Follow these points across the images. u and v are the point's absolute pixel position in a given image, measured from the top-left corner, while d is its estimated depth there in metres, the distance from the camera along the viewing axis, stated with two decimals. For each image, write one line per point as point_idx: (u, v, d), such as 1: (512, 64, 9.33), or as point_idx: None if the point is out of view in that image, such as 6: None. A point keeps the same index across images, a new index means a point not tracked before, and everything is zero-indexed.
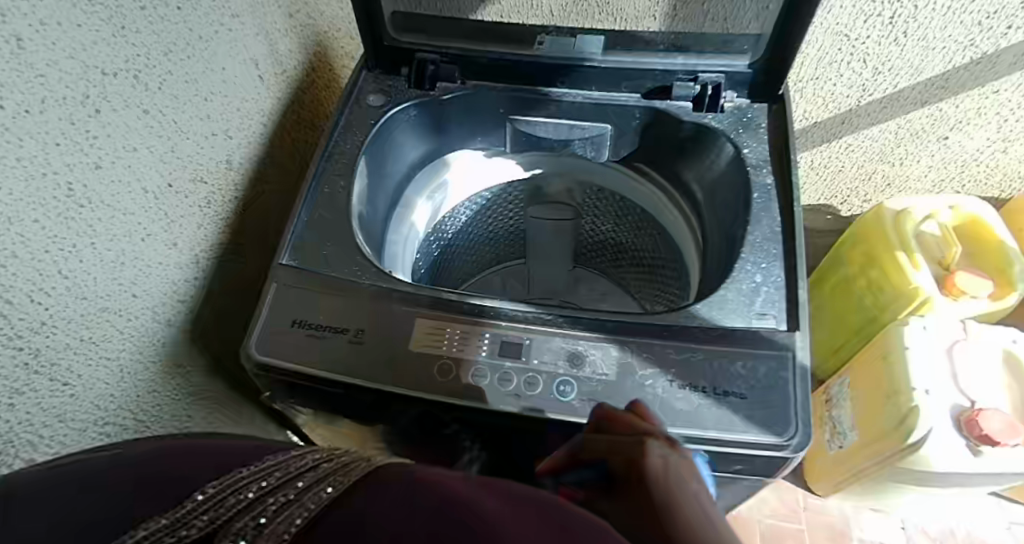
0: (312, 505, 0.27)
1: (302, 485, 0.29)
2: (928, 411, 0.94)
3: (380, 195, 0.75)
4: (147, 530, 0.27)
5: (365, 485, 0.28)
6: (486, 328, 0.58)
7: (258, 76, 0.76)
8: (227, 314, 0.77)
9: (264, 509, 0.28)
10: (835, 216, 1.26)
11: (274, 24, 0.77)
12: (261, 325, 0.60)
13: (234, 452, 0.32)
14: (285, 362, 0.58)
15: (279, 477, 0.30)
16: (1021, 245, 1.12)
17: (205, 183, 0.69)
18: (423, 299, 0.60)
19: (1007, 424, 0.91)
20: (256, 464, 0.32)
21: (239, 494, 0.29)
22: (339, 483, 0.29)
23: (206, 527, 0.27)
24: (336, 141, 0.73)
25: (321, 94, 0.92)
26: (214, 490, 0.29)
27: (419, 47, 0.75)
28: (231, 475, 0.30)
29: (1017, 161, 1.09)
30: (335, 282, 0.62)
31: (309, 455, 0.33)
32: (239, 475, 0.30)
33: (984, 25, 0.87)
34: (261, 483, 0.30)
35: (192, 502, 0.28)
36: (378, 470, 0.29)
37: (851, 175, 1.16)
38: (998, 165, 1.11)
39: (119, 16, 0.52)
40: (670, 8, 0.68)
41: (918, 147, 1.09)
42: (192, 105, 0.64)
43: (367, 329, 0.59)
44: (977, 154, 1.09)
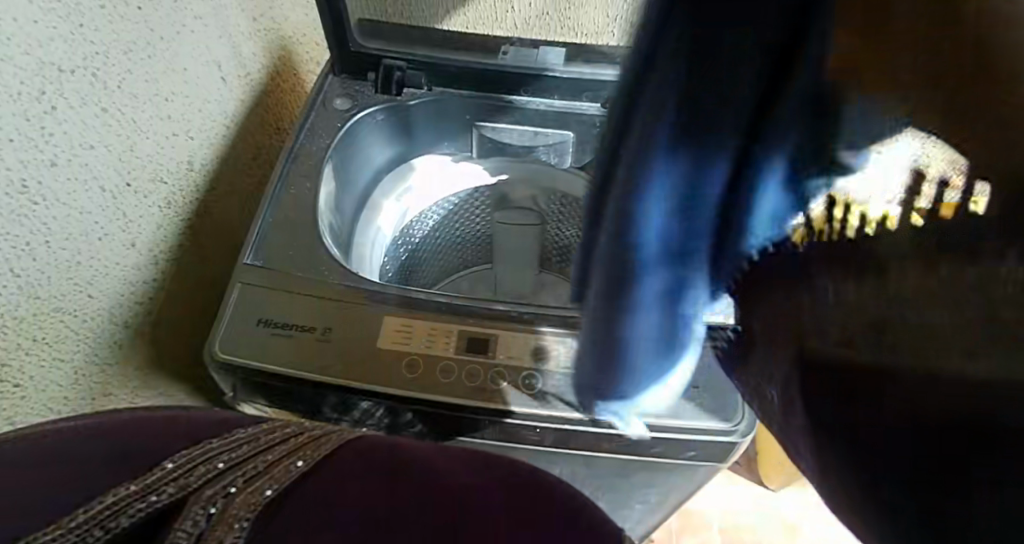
0: (279, 479, 0.39)
1: (270, 459, 0.39)
2: None
3: (348, 198, 0.78)
4: (116, 495, 0.35)
5: (334, 458, 0.42)
6: (454, 324, 0.60)
7: (220, 78, 0.76)
8: (192, 315, 0.76)
9: (231, 480, 0.38)
10: None
11: (238, 27, 0.77)
12: (225, 325, 0.60)
13: (202, 425, 0.41)
14: (251, 360, 0.58)
15: (247, 449, 0.40)
16: None
17: (166, 184, 0.68)
18: (392, 298, 0.61)
19: None
20: (225, 436, 0.41)
21: (208, 464, 0.38)
22: (305, 458, 0.41)
23: (175, 493, 0.36)
24: (302, 143, 0.74)
25: (286, 97, 0.93)
26: (179, 460, 0.38)
27: (385, 54, 0.76)
28: (200, 446, 0.39)
29: None
30: (302, 280, 0.63)
31: (278, 430, 0.42)
32: (208, 445, 0.39)
33: None
34: (231, 454, 0.39)
35: (161, 470, 0.37)
36: (342, 446, 0.43)
37: None
38: None
39: (77, 14, 0.52)
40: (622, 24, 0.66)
41: None
42: (153, 104, 0.64)
43: (335, 327, 0.60)
44: None
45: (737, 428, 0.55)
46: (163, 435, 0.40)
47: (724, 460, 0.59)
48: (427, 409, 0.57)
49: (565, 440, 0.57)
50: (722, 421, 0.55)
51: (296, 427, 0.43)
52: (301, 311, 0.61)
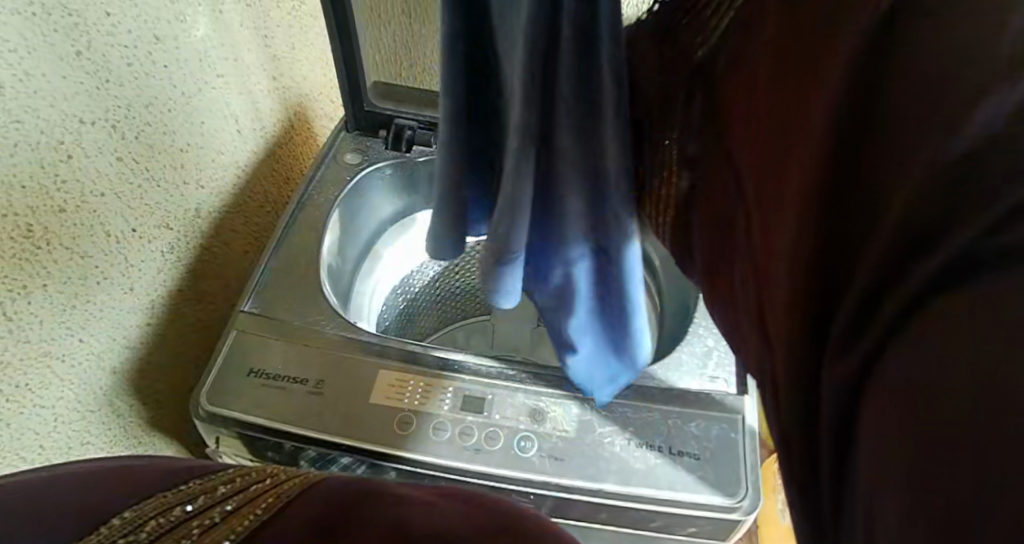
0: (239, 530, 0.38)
1: (227, 510, 0.39)
2: None
3: (351, 246, 0.79)
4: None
5: (298, 504, 0.40)
6: (449, 383, 0.58)
7: (237, 131, 0.78)
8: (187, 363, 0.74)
9: (183, 535, 0.37)
10: None
11: (258, 84, 0.80)
12: (215, 372, 0.58)
13: (163, 472, 0.40)
14: (239, 411, 0.56)
15: (202, 501, 0.39)
16: None
17: (171, 230, 0.68)
18: (390, 351, 0.60)
19: None
20: (182, 487, 0.40)
21: (164, 517, 0.38)
22: (265, 509, 0.39)
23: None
24: (310, 194, 0.75)
25: (298, 149, 0.95)
26: (131, 515, 0.37)
27: (398, 115, 0.79)
28: (155, 500, 0.38)
29: None
30: (298, 327, 0.61)
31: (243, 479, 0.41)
32: (164, 498, 0.39)
33: None
34: (187, 507, 0.39)
35: (112, 525, 0.37)
36: (307, 492, 0.41)
37: None
38: None
39: (104, 70, 0.54)
40: None
41: None
42: (167, 154, 0.65)
43: (328, 379, 0.58)
44: None
45: (740, 505, 0.52)
46: (122, 480, 0.39)
47: (727, 538, 0.55)
48: (416, 470, 0.54)
49: (562, 509, 0.54)
50: (725, 497, 0.52)
51: (255, 476, 0.42)
52: (293, 362, 0.59)
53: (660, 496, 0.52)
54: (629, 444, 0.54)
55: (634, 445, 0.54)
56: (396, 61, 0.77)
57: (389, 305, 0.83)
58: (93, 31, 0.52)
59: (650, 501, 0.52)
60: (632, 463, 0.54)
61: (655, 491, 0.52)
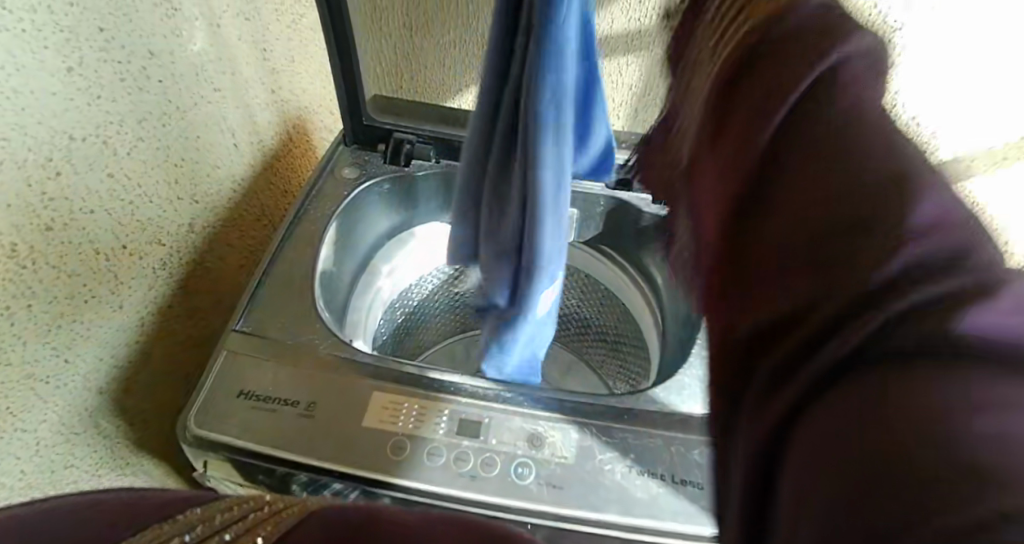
0: None
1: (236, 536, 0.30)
2: None
3: (349, 259, 0.77)
4: None
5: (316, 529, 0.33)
6: (445, 405, 0.56)
7: (233, 145, 0.77)
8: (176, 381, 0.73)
9: None
10: None
11: (256, 98, 0.79)
12: (204, 393, 0.56)
13: (145, 502, 0.32)
14: (227, 435, 0.54)
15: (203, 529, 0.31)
16: None
17: (163, 246, 0.66)
18: (385, 373, 0.58)
19: None
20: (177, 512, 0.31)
21: None
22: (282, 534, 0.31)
23: None
24: (306, 208, 0.74)
25: (297, 162, 0.94)
26: None
27: (397, 128, 0.79)
28: (150, 530, 0.30)
29: None
30: (291, 347, 0.60)
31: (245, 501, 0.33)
32: (160, 529, 0.30)
33: None
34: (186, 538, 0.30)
35: None
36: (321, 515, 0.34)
37: None
38: None
39: (96, 86, 0.53)
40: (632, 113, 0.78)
41: None
42: (161, 170, 0.63)
43: (320, 401, 0.56)
44: None
45: None
46: (100, 512, 0.30)
47: None
48: (409, 498, 0.52)
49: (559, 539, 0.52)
50: None
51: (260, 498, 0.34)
52: (284, 383, 0.57)
53: (664, 528, 0.50)
54: (630, 471, 0.53)
55: (636, 473, 0.53)
56: (392, 71, 0.78)
57: (388, 317, 0.82)
58: (85, 46, 0.51)
59: (653, 533, 0.50)
60: (633, 492, 0.52)
61: (658, 523, 0.50)
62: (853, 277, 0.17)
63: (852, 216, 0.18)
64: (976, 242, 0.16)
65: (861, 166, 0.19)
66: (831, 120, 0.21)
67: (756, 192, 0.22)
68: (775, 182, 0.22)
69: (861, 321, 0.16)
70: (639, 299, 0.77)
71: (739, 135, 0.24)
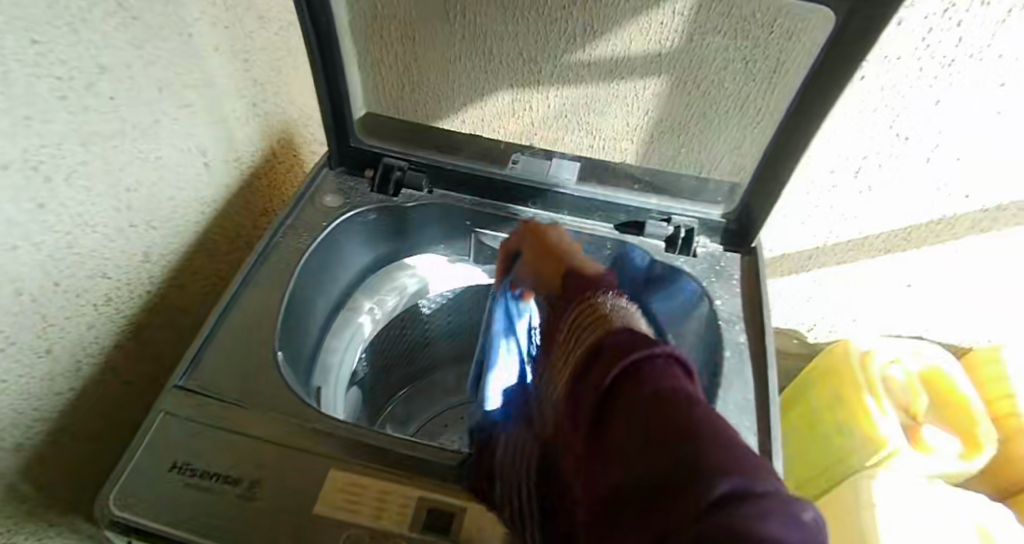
0: None
1: None
2: (881, 492, 1.07)
3: (320, 300, 0.68)
4: None
5: None
6: (412, 491, 0.49)
7: (204, 164, 0.68)
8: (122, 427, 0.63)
9: None
10: (801, 340, 1.40)
11: (233, 111, 0.71)
12: (134, 460, 0.49)
13: None
14: (153, 520, 0.46)
15: None
16: (970, 399, 1.19)
17: (108, 279, 0.57)
18: (350, 446, 0.51)
19: (914, 484, 1.09)
20: None
21: None
22: None
23: None
24: (278, 240, 0.66)
25: (280, 178, 0.86)
26: None
27: (387, 153, 0.71)
28: None
29: (955, 304, 1.26)
30: (241, 412, 0.52)
31: None
32: None
33: (934, 176, 1.00)
34: None
35: None
36: None
37: (821, 295, 1.28)
38: (944, 308, 1.28)
39: (26, 105, 0.44)
40: (645, 146, 0.71)
41: (877, 274, 1.22)
42: (111, 197, 0.55)
43: (264, 480, 0.48)
44: (907, 289, 1.24)
45: None
46: None
47: None
48: None
49: None
50: None
51: None
52: (227, 454, 0.49)
53: None
54: None
55: None
56: (389, 87, 0.70)
57: (365, 351, 0.74)
58: (11, 59, 0.42)
59: None
60: None
61: None
62: (672, 519, 0.22)
63: (662, 469, 0.24)
64: (741, 474, 0.22)
65: (663, 421, 0.25)
66: (639, 373, 0.28)
67: (594, 448, 0.29)
68: (606, 445, 0.28)
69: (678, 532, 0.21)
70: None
71: (581, 394, 0.31)
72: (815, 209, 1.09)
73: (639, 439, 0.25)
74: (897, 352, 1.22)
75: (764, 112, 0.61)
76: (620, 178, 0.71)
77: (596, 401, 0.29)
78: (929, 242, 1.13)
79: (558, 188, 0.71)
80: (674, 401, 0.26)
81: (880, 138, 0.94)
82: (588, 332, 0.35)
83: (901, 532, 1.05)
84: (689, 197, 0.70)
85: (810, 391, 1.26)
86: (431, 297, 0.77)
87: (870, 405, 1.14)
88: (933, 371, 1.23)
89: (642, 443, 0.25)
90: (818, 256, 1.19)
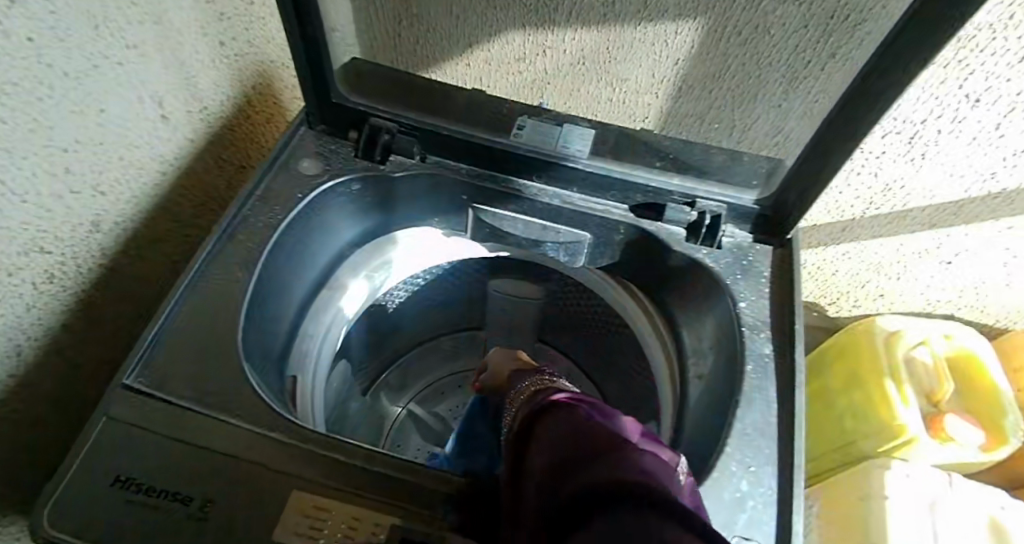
0: None
1: None
2: (895, 483, 1.02)
3: (300, 280, 0.62)
4: None
5: None
6: (384, 519, 0.44)
7: (162, 117, 0.60)
8: (68, 404, 0.58)
9: None
10: (821, 313, 1.34)
11: (196, 54, 0.62)
12: (73, 473, 0.43)
13: None
14: (92, 541, 0.41)
15: None
16: (999, 387, 1.12)
17: (47, 253, 0.50)
18: (314, 462, 0.45)
19: (930, 476, 1.03)
20: None
21: None
22: None
23: None
24: (247, 212, 0.59)
25: (257, 131, 0.78)
26: None
27: (374, 112, 0.63)
28: None
29: (996, 286, 1.18)
30: (192, 418, 0.46)
31: None
32: None
33: (1001, 147, 0.89)
34: None
35: None
36: None
37: (849, 269, 1.20)
38: (983, 289, 1.19)
39: None
40: (674, 94, 0.62)
41: (913, 252, 1.13)
42: (42, 160, 0.47)
43: (218, 501, 0.43)
44: (945, 268, 1.16)
45: None
46: None
47: None
48: None
49: None
50: None
51: None
52: (178, 468, 0.44)
53: None
54: None
55: None
56: (385, 22, 0.61)
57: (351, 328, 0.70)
58: None
59: None
60: None
61: None
62: (579, 482, 0.28)
63: (570, 455, 0.31)
64: (631, 457, 0.29)
65: (571, 423, 0.33)
66: (559, 405, 0.36)
67: (520, 461, 0.35)
68: (531, 456, 0.34)
69: (583, 487, 0.27)
70: (647, 329, 0.66)
71: (516, 431, 0.38)
72: (857, 176, 0.99)
73: (562, 440, 0.32)
74: (926, 332, 1.15)
75: (815, 69, 0.51)
76: (640, 151, 0.62)
77: (523, 429, 0.37)
78: (980, 218, 1.03)
79: (567, 162, 0.62)
80: (583, 413, 0.34)
81: (948, 98, 0.83)
82: (526, 395, 0.43)
83: (911, 523, 1.00)
84: (718, 178, 0.61)
85: (826, 370, 1.20)
86: (424, 272, 0.74)
87: (893, 392, 1.07)
88: (962, 354, 1.16)
89: (555, 439, 0.33)
90: (852, 228, 1.10)
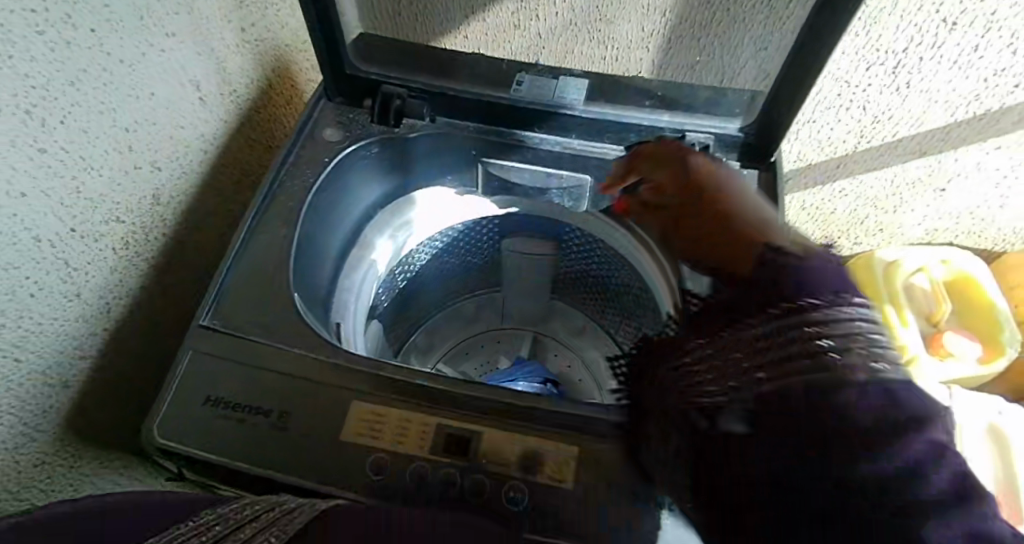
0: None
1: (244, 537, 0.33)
2: None
3: (332, 237, 0.69)
4: None
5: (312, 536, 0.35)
6: (431, 418, 0.51)
7: (200, 99, 0.67)
8: (150, 361, 0.66)
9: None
10: None
11: (224, 41, 0.69)
12: (171, 396, 0.51)
13: None
14: (194, 448, 0.49)
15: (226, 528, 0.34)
16: (997, 305, 1.17)
17: (121, 222, 0.58)
18: (365, 376, 0.53)
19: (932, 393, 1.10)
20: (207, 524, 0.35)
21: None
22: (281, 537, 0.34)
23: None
24: (283, 178, 0.66)
25: (279, 112, 0.85)
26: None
27: (386, 80, 0.70)
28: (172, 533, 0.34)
29: (990, 210, 1.23)
30: (259, 348, 0.54)
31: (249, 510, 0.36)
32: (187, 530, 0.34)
33: (979, 67, 0.93)
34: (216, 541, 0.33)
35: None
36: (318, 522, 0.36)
37: (846, 205, 1.25)
38: (978, 215, 1.25)
39: (6, 43, 0.41)
40: (664, 41, 0.65)
41: (906, 182, 1.18)
42: (108, 138, 0.54)
43: (293, 412, 0.51)
44: (939, 195, 1.21)
45: None
46: None
47: None
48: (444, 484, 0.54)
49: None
50: None
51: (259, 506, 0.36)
52: (258, 386, 0.52)
53: None
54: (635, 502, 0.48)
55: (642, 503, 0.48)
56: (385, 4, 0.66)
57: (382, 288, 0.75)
58: None
59: None
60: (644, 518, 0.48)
61: None
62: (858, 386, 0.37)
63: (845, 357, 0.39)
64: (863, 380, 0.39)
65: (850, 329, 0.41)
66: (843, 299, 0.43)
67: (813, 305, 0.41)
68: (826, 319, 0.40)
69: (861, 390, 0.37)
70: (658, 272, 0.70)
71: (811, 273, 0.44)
72: (845, 110, 1.04)
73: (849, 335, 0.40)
74: (927, 260, 1.18)
75: (796, 7, 0.54)
76: (631, 96, 0.68)
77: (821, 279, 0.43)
78: (967, 141, 1.07)
79: (565, 110, 0.68)
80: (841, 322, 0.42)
81: (926, 23, 0.87)
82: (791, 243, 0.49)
83: None
84: (704, 112, 0.67)
85: None
86: (441, 234, 0.78)
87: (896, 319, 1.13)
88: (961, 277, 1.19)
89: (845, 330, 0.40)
90: (845, 163, 1.15)
